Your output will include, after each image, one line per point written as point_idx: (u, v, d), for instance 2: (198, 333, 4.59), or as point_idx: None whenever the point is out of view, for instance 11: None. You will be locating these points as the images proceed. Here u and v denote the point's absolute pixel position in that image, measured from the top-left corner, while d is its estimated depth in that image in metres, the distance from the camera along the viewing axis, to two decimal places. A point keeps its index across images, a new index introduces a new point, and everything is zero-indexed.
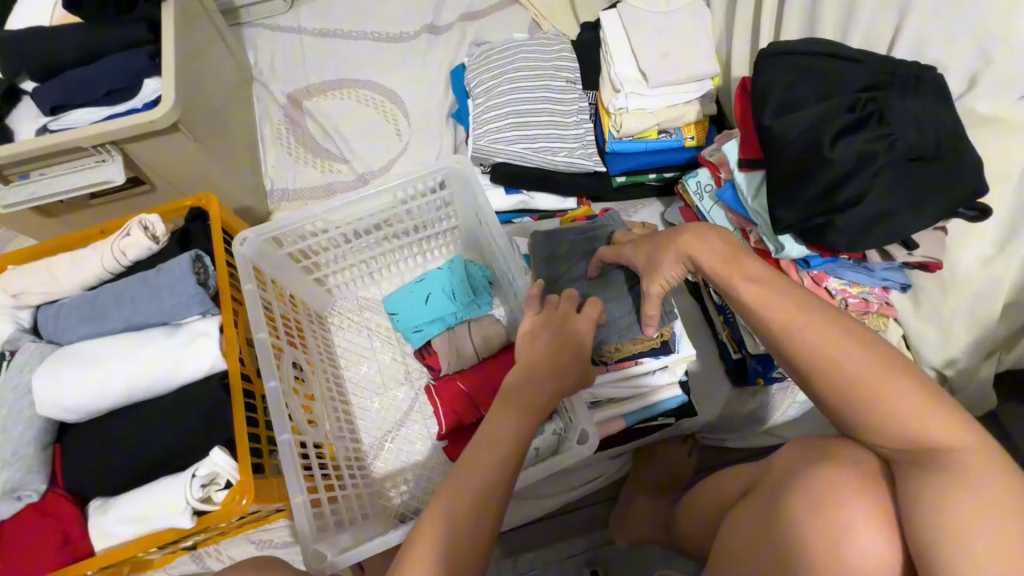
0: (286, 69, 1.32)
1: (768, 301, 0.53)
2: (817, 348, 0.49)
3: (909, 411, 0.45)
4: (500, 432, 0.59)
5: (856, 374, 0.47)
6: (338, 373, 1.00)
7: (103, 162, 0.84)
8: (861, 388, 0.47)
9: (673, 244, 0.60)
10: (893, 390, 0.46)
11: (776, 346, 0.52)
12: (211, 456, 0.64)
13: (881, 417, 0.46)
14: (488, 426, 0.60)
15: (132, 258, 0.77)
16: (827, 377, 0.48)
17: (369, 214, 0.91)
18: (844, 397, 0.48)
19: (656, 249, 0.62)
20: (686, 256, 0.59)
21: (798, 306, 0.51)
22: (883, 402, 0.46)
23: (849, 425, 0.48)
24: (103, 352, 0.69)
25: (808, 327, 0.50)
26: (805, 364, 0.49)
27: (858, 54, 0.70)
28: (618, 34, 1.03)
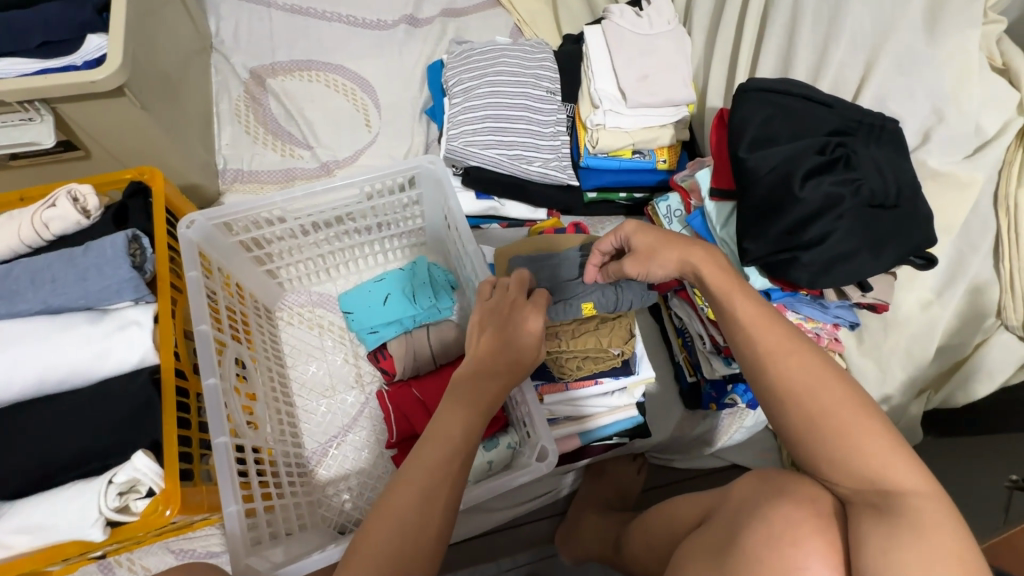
0: (252, 43, 1.24)
1: (759, 322, 0.55)
2: (790, 373, 0.51)
3: (864, 441, 0.47)
4: (445, 431, 0.56)
5: (820, 411, 0.49)
6: (283, 372, 0.94)
7: (29, 121, 0.75)
8: (824, 425, 0.49)
9: (680, 246, 0.62)
10: (853, 419, 0.48)
11: (754, 366, 0.54)
12: (132, 461, 0.58)
13: (838, 442, 0.48)
14: (435, 424, 0.58)
15: (56, 231, 0.68)
16: (798, 399, 0.50)
17: (332, 207, 0.86)
18: (807, 421, 0.50)
19: (660, 241, 0.64)
20: (688, 261, 0.62)
21: (779, 334, 0.54)
22: (843, 428, 0.48)
23: (806, 452, 0.50)
24: (11, 335, 0.61)
25: (783, 353, 0.53)
26: (777, 385, 0.52)
27: (828, 98, 0.73)
28: (601, 51, 1.03)
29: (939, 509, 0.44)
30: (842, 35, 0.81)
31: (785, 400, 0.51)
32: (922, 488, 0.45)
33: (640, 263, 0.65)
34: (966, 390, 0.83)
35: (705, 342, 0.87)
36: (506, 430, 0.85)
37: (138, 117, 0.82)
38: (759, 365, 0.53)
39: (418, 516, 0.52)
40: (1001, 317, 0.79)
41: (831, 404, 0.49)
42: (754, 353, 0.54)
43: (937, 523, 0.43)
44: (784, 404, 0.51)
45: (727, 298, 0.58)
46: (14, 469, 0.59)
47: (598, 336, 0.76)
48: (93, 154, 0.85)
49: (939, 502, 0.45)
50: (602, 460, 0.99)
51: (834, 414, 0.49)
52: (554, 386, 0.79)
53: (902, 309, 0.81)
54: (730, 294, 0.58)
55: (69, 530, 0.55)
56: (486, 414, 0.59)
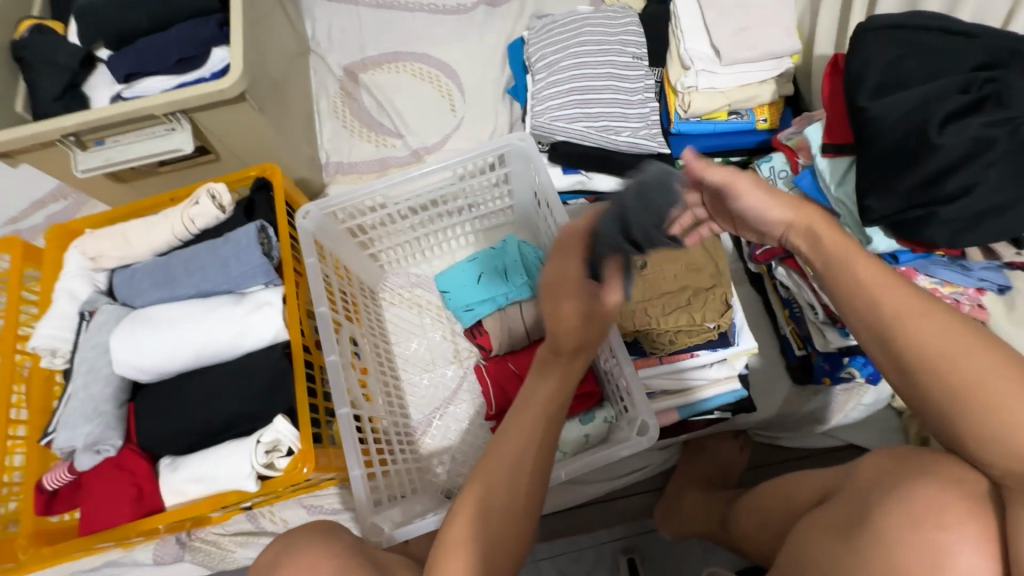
0: (344, 41, 1.32)
1: (883, 282, 0.48)
2: (929, 338, 0.45)
3: (1022, 414, 0.42)
4: (538, 404, 0.60)
5: (965, 380, 0.43)
6: (389, 349, 1.01)
7: (172, 130, 0.85)
8: (967, 398, 0.43)
9: (796, 205, 0.54)
10: (1004, 390, 0.42)
11: (878, 330, 0.48)
12: (274, 423, 0.66)
13: (983, 412, 0.43)
14: (527, 403, 0.60)
15: (200, 226, 0.78)
16: (934, 369, 0.45)
17: (426, 191, 0.90)
18: (950, 393, 0.44)
19: (758, 203, 0.55)
20: (799, 229, 0.54)
21: (906, 293, 0.47)
22: (991, 398, 0.42)
23: (949, 425, 0.45)
24: (175, 317, 0.71)
25: (923, 314, 0.46)
26: (913, 348, 0.46)
27: (971, 28, 0.63)
28: (692, 9, 0.97)
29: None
30: None
31: (919, 368, 0.46)
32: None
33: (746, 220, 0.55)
34: None
35: (817, 313, 0.80)
36: (601, 405, 0.86)
37: (257, 118, 0.90)
38: (885, 325, 0.47)
39: (521, 496, 0.56)
40: None
41: (981, 373, 0.43)
42: (877, 315, 0.48)
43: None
44: (922, 372, 0.45)
45: (844, 263, 0.51)
46: (184, 429, 0.69)
47: (690, 311, 0.73)
48: (222, 157, 0.95)
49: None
50: (702, 438, 0.96)
51: (984, 386, 0.43)
52: (648, 359, 0.77)
53: None
54: (848, 255, 0.51)
55: (230, 481, 0.64)
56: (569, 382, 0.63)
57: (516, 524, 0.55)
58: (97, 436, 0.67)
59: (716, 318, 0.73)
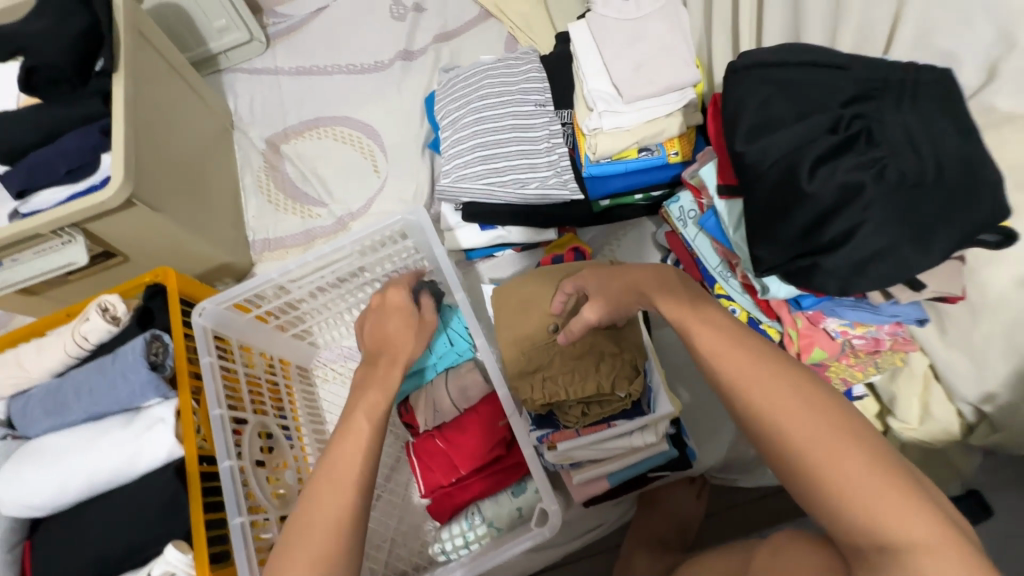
0: (266, 114, 1.32)
1: (723, 348, 0.51)
2: (760, 406, 0.48)
3: (847, 480, 0.43)
4: (349, 462, 0.59)
5: (800, 437, 0.46)
6: (321, 430, 0.98)
7: (68, 243, 0.84)
8: (803, 454, 0.45)
9: (627, 274, 0.63)
10: (828, 446, 0.45)
11: (728, 398, 0.51)
12: (165, 553, 0.62)
13: (812, 478, 0.45)
14: (323, 470, 0.59)
15: (94, 342, 0.76)
16: (772, 428, 0.47)
17: (331, 271, 0.88)
18: (785, 450, 0.46)
19: (609, 282, 0.64)
20: (641, 291, 0.60)
21: (745, 359, 0.50)
22: (817, 463, 0.45)
23: (793, 490, 0.47)
24: (64, 447, 0.69)
25: (759, 381, 0.49)
26: (750, 412, 0.48)
27: (843, 60, 0.59)
28: (588, 49, 0.94)
29: (948, 570, 0.39)
30: None
31: (762, 427, 0.48)
32: (915, 527, 0.41)
33: (596, 302, 0.64)
34: None
35: None
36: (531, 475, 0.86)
37: (156, 218, 0.89)
38: (732, 387, 0.50)
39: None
40: None
41: (807, 433, 0.46)
42: (723, 379, 0.51)
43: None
44: (762, 438, 0.48)
45: (687, 330, 0.54)
46: (80, 565, 0.66)
47: (598, 378, 0.70)
48: (131, 258, 0.94)
49: (941, 550, 0.40)
50: (655, 488, 0.92)
51: (812, 453, 0.45)
52: (565, 432, 0.73)
53: (991, 290, 0.65)
54: (688, 323, 0.54)
55: None
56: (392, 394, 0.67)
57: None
58: None
59: (624, 390, 0.70)
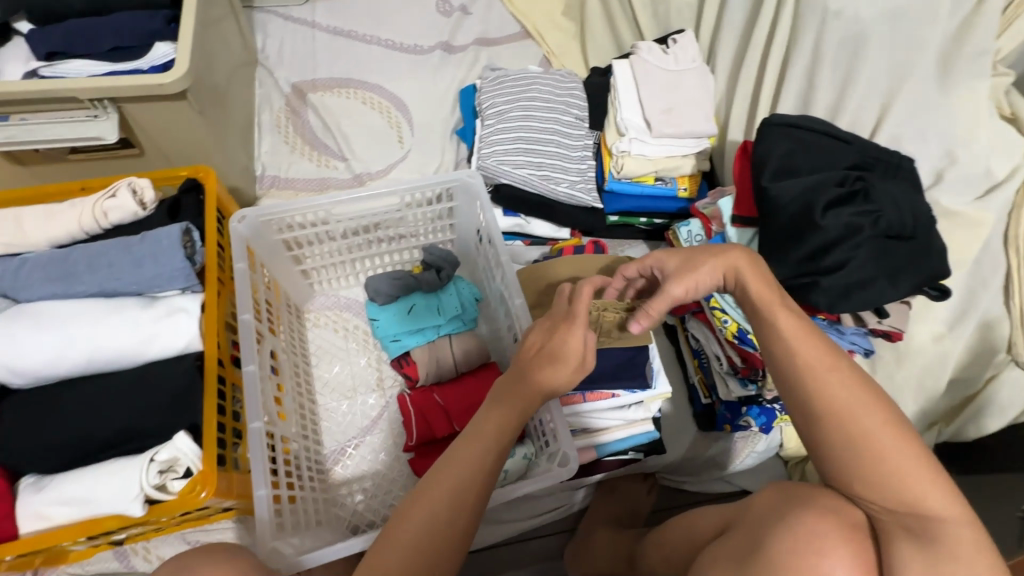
0: (295, 60, 1.32)
1: (803, 340, 0.55)
2: (830, 394, 0.53)
3: (899, 463, 0.50)
4: (480, 436, 0.59)
5: (866, 428, 0.51)
6: (308, 370, 0.97)
7: (96, 118, 0.80)
8: (866, 442, 0.51)
9: (722, 254, 0.62)
10: (887, 439, 0.51)
11: (793, 382, 0.55)
12: (174, 440, 0.60)
13: (871, 461, 0.51)
14: (476, 428, 0.60)
15: (113, 221, 0.73)
16: (838, 419, 0.52)
17: (368, 215, 0.91)
18: (846, 438, 0.52)
19: (695, 255, 0.64)
20: (731, 271, 0.62)
21: (821, 350, 0.55)
22: (878, 448, 0.51)
23: (841, 468, 0.53)
24: (67, 316, 0.64)
25: (834, 374, 0.54)
26: (824, 402, 0.53)
27: (848, 136, 0.77)
28: (629, 84, 1.08)
29: (968, 537, 0.47)
30: (858, 81, 0.87)
31: (828, 416, 0.53)
32: (942, 503, 0.49)
33: (680, 279, 0.62)
34: (977, 424, 0.86)
35: (720, 363, 0.88)
36: (523, 443, 0.88)
37: (194, 120, 0.87)
38: (805, 377, 0.54)
39: (448, 517, 0.54)
40: (1011, 352, 0.83)
41: (870, 423, 0.51)
42: (797, 366, 0.55)
43: (968, 554, 0.46)
44: (825, 424, 0.53)
45: (770, 312, 0.57)
46: (55, 443, 0.61)
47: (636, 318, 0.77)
48: (146, 153, 0.90)
49: (964, 522, 0.48)
50: (614, 479, 1.00)
51: (876, 440, 0.51)
52: (573, 397, 0.81)
53: (914, 339, 0.84)
54: (772, 305, 0.58)
55: (108, 504, 0.57)
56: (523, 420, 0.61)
57: (434, 544, 0.53)
58: None
59: (641, 360, 0.82)
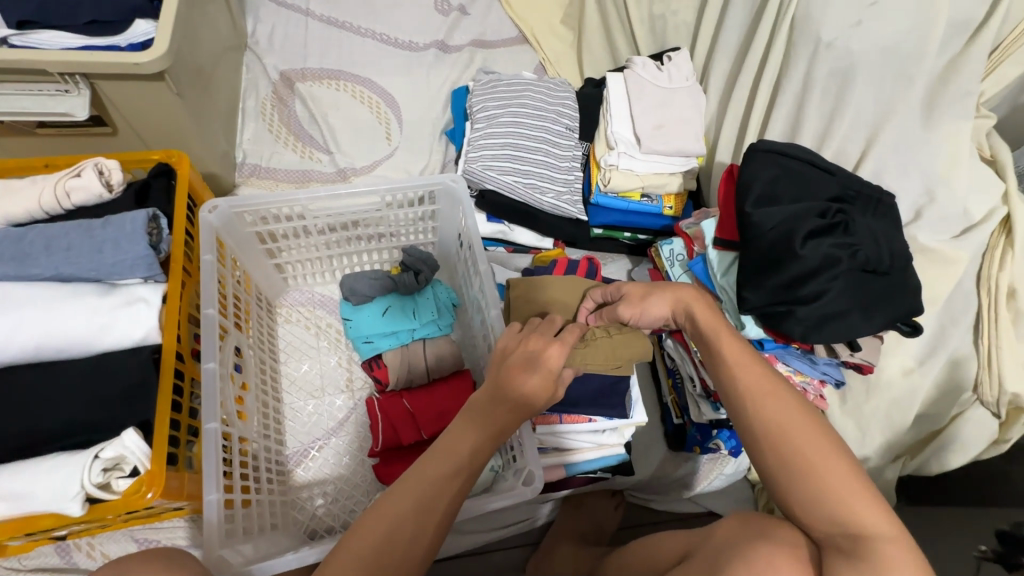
0: (285, 47, 1.29)
1: (742, 362, 0.59)
2: (764, 411, 0.55)
3: (832, 479, 0.51)
4: (453, 453, 0.57)
5: (798, 444, 0.53)
6: (275, 367, 0.94)
7: (66, 92, 0.76)
8: (798, 460, 0.52)
9: (673, 289, 0.67)
10: (820, 457, 0.52)
11: (734, 403, 0.58)
12: (122, 437, 0.57)
13: (805, 477, 0.51)
14: (449, 445, 0.58)
15: (76, 202, 0.69)
16: (771, 437, 0.54)
17: (348, 212, 0.89)
18: (780, 456, 0.53)
19: (653, 288, 0.68)
20: (682, 304, 0.66)
21: (757, 371, 0.58)
22: (811, 463, 0.52)
23: (779, 489, 0.53)
24: (16, 299, 0.61)
25: (770, 392, 0.56)
26: (759, 418, 0.55)
27: (832, 167, 0.77)
28: (621, 98, 1.08)
29: (905, 559, 0.46)
30: (846, 112, 0.87)
31: (762, 434, 0.54)
32: (882, 526, 0.49)
33: (633, 306, 0.68)
34: (940, 459, 0.88)
35: (695, 387, 0.87)
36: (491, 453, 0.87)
37: (172, 102, 0.84)
38: (741, 396, 0.57)
39: (412, 532, 0.54)
40: (976, 392, 0.84)
41: (803, 441, 0.53)
42: (736, 386, 0.57)
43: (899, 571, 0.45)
44: (760, 441, 0.54)
45: (715, 338, 0.62)
46: None
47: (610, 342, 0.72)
48: (120, 132, 0.86)
49: (898, 543, 0.48)
50: (582, 493, 0.99)
51: (807, 455, 0.52)
52: (547, 418, 0.80)
53: (884, 372, 0.85)
54: (718, 330, 0.62)
55: (46, 500, 0.54)
56: (498, 439, 0.59)
57: (395, 559, 0.53)
58: None
59: (621, 385, 0.81)
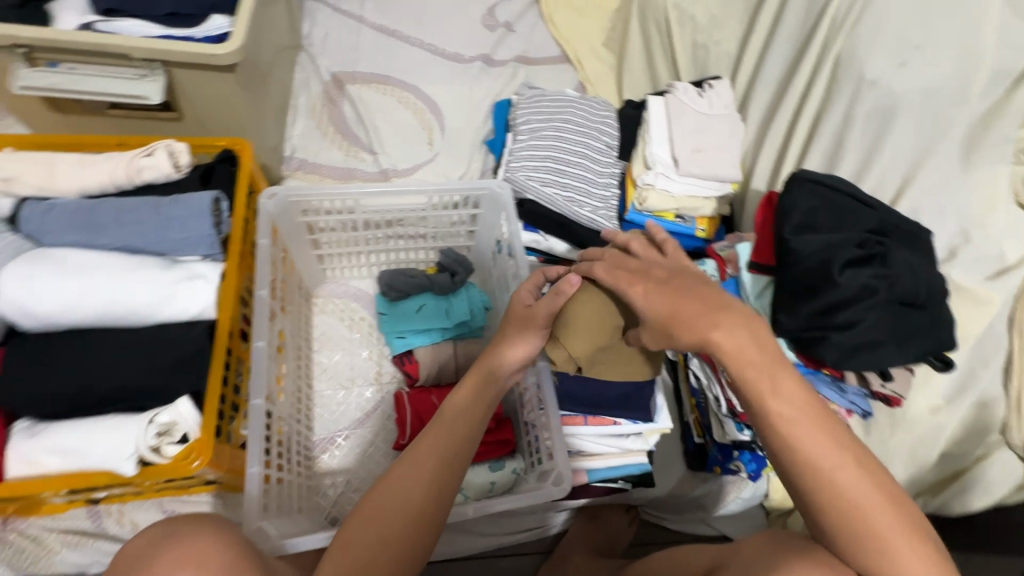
0: (338, 51, 1.33)
1: (811, 424, 0.55)
2: (833, 479, 0.53)
3: (909, 561, 0.50)
4: (441, 426, 0.62)
5: (870, 520, 0.52)
6: (309, 355, 0.97)
7: (142, 77, 0.80)
8: (873, 536, 0.51)
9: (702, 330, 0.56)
10: (894, 534, 0.51)
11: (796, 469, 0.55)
12: (176, 404, 0.60)
13: (887, 560, 0.51)
14: (447, 415, 0.63)
15: (146, 179, 0.73)
16: (844, 510, 0.52)
17: (393, 210, 0.92)
18: (854, 531, 0.52)
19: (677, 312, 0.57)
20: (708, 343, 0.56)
21: (825, 435, 0.55)
22: (889, 547, 0.51)
23: (847, 559, 0.53)
24: (86, 266, 0.64)
25: (846, 467, 0.53)
26: (838, 494, 0.53)
27: (870, 200, 0.78)
28: (661, 120, 1.11)
29: None
30: (885, 148, 0.89)
31: (832, 506, 0.53)
32: None
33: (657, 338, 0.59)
34: (963, 501, 0.86)
35: (719, 406, 0.88)
36: (513, 455, 0.88)
37: (237, 93, 0.88)
38: (804, 461, 0.54)
39: (405, 509, 0.57)
40: (1004, 434, 0.84)
41: (876, 516, 0.52)
42: (797, 449, 0.54)
43: None
44: (830, 511, 0.53)
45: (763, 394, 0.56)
46: (53, 391, 0.61)
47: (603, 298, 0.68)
48: (184, 119, 0.90)
49: None
50: (597, 505, 0.99)
51: (882, 532, 0.51)
52: (573, 418, 0.82)
53: (910, 408, 0.85)
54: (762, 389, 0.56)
55: (104, 459, 0.57)
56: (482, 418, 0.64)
57: (396, 542, 0.55)
58: None
59: (646, 391, 0.81)
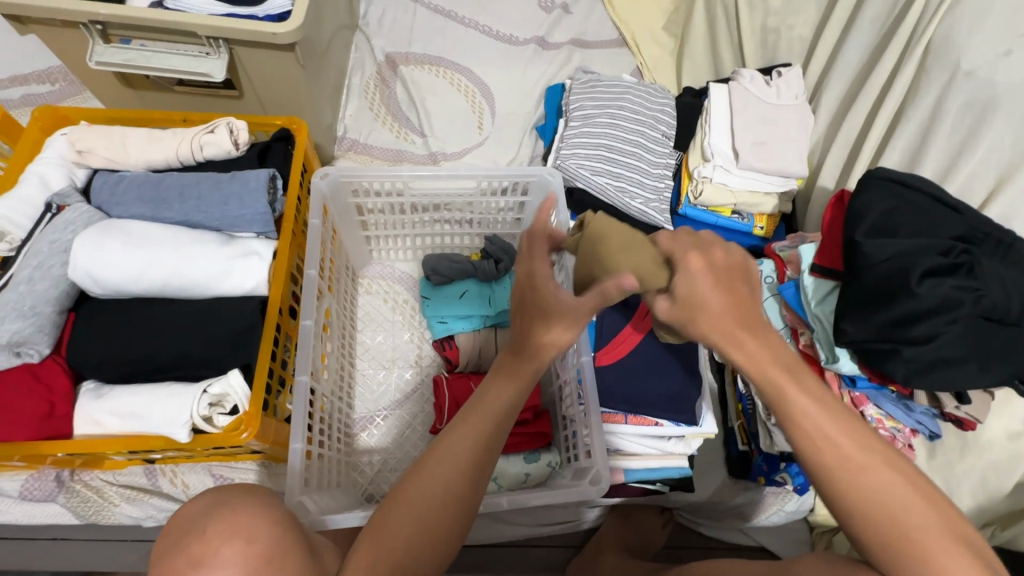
0: (392, 30, 1.33)
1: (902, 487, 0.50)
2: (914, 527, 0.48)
3: None
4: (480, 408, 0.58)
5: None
6: (353, 334, 0.98)
7: (207, 55, 0.82)
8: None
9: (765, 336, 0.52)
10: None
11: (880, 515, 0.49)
12: (228, 376, 0.62)
13: None
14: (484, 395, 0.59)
15: (207, 155, 0.75)
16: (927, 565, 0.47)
17: (441, 194, 0.92)
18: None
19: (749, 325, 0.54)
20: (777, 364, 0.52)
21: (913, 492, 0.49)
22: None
23: None
24: (149, 238, 0.67)
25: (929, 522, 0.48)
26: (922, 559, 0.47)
27: (959, 203, 0.71)
28: (723, 109, 1.05)
29: None
30: (977, 147, 0.80)
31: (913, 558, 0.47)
32: None
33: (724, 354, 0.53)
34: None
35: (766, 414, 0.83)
36: (548, 448, 0.87)
37: (296, 72, 0.89)
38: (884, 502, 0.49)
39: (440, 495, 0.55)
40: None
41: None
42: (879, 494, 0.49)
43: None
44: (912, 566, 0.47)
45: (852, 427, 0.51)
46: (119, 355, 0.64)
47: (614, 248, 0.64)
48: (245, 96, 0.93)
49: None
50: (632, 505, 0.97)
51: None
52: (614, 416, 0.80)
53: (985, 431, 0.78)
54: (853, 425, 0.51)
55: (161, 424, 0.60)
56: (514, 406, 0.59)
57: (430, 522, 0.54)
58: (24, 337, 0.62)
59: (691, 393, 0.80)
